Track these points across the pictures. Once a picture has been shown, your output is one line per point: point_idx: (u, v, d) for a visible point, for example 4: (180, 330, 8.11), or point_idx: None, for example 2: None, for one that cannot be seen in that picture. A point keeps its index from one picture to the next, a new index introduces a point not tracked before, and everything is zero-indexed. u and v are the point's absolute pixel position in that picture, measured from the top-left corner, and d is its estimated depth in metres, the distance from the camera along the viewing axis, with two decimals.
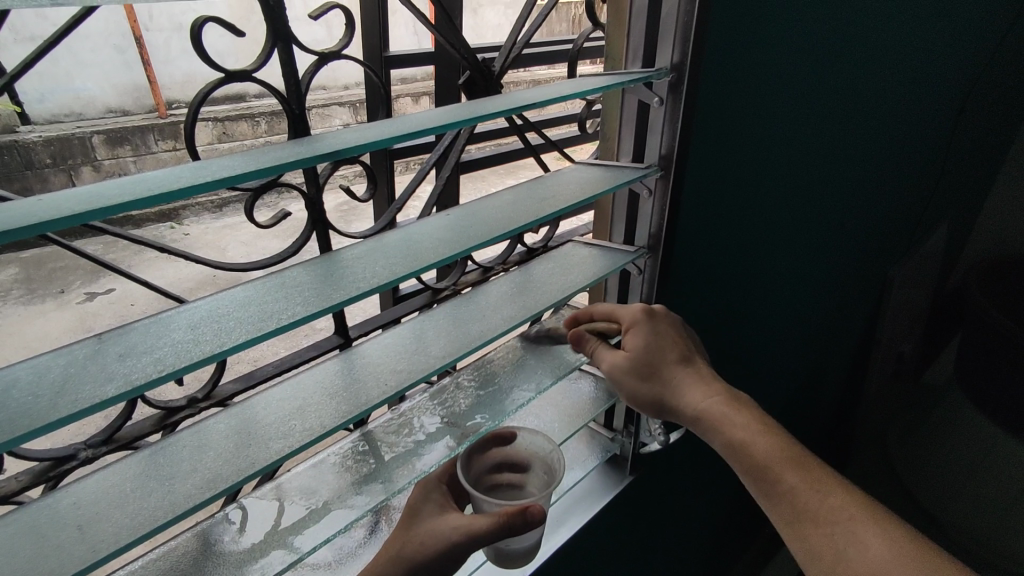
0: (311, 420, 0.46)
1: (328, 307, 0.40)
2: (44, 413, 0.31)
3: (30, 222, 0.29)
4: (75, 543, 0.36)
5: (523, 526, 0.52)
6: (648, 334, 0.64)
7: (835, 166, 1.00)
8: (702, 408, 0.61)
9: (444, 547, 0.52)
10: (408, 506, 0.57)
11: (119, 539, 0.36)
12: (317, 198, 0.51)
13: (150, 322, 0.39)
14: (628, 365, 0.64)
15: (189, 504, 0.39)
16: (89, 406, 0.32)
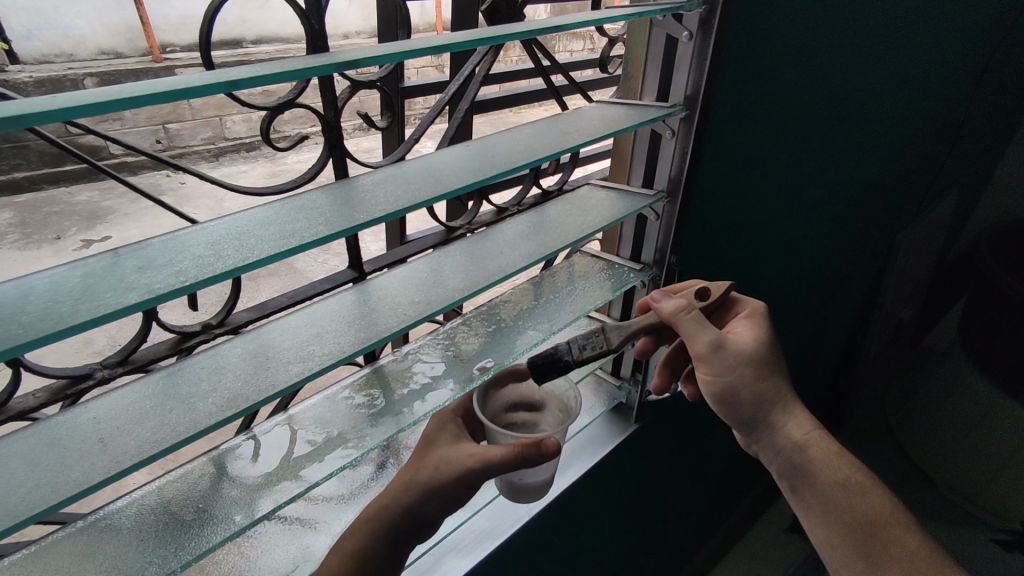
0: (329, 345, 0.45)
1: (348, 228, 0.39)
2: (65, 316, 0.31)
3: (25, 115, 0.29)
4: (97, 456, 0.36)
5: (536, 458, 0.52)
6: (765, 329, 0.62)
7: (856, 122, 0.98)
8: (806, 436, 0.62)
9: (458, 473, 0.52)
10: (424, 435, 0.57)
11: (141, 452, 0.36)
12: (336, 123, 0.49)
13: (167, 238, 0.38)
14: (747, 353, 0.60)
15: (212, 421, 0.38)
16: (111, 311, 0.31)
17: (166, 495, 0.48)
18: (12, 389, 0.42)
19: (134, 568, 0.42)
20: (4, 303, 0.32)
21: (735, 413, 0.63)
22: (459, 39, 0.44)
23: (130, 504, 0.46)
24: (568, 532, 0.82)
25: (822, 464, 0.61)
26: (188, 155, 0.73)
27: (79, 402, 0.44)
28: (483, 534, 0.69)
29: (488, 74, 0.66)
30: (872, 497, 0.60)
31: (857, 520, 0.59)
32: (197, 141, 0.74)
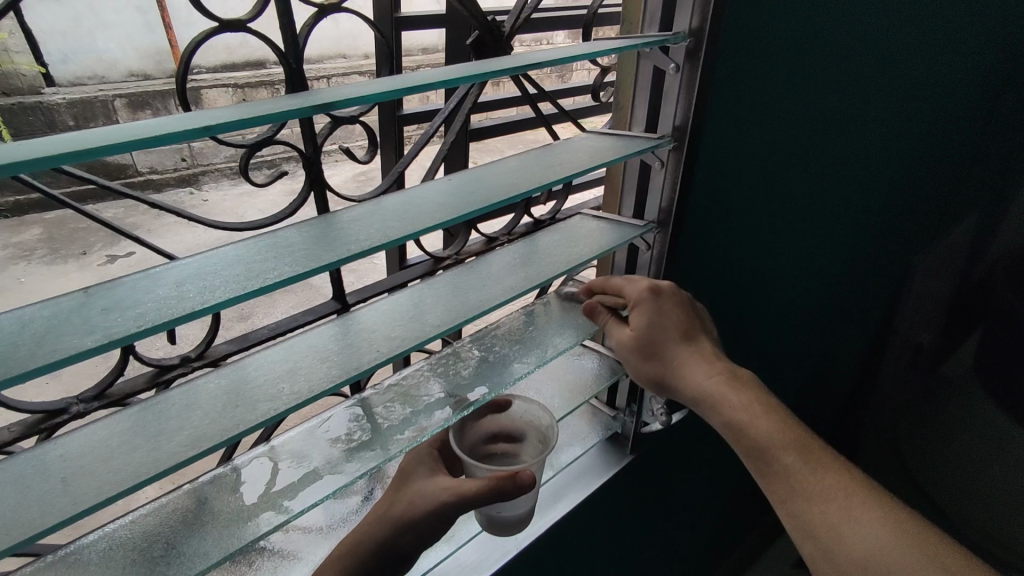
0: (300, 383, 0.45)
1: (317, 268, 0.40)
2: (22, 361, 0.31)
3: (9, 162, 0.29)
4: (58, 496, 0.36)
5: (512, 492, 0.53)
6: (649, 312, 0.64)
7: (860, 146, 0.96)
8: (709, 386, 0.62)
9: (433, 505, 0.52)
10: (401, 470, 0.59)
11: (101, 492, 0.36)
12: (315, 159, 0.50)
13: (138, 276, 0.38)
14: (632, 341, 0.65)
15: (173, 461, 0.38)
16: (66, 357, 0.31)
17: (139, 529, 0.48)
18: None
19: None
20: None
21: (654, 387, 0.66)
22: (441, 78, 0.44)
23: (103, 538, 0.47)
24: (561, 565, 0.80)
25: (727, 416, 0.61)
26: (211, 172, 0.81)
27: (52, 437, 0.44)
28: (469, 568, 0.67)
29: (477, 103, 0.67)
30: (780, 426, 0.59)
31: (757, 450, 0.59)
32: (220, 159, 0.82)
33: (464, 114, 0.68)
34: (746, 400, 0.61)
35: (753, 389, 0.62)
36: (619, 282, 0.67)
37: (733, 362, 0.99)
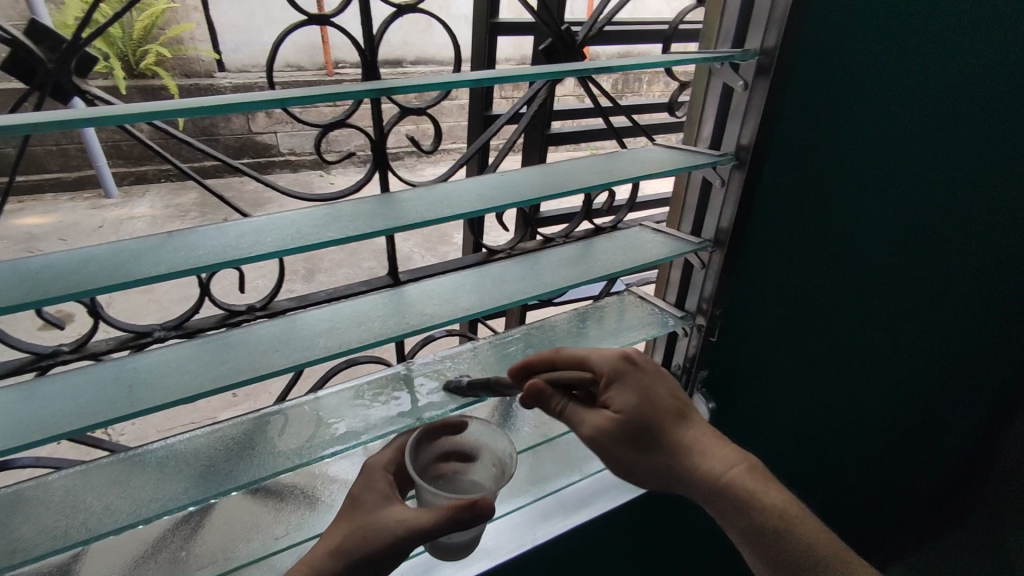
0: (335, 340, 0.51)
1: (352, 236, 0.45)
2: (103, 280, 0.38)
3: (108, 113, 0.35)
4: (125, 399, 0.44)
5: (468, 520, 0.54)
6: (636, 388, 0.61)
7: (997, 202, 0.83)
8: (726, 477, 0.60)
9: (388, 540, 0.54)
10: (350, 494, 0.58)
11: (155, 400, 0.44)
12: (381, 144, 0.55)
13: (212, 227, 0.45)
14: (615, 428, 0.60)
15: (217, 386, 0.46)
16: (133, 280, 0.38)
17: (191, 445, 0.56)
18: (87, 337, 0.51)
19: (144, 503, 0.50)
20: (75, 265, 0.40)
21: (647, 480, 0.63)
22: (500, 74, 0.46)
23: (162, 448, 0.56)
24: (581, 569, 0.81)
25: (737, 508, 0.60)
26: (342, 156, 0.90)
27: (138, 352, 0.52)
28: (481, 552, 0.70)
29: (548, 99, 0.68)
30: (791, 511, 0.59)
31: (770, 538, 0.59)
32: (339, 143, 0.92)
33: (536, 110, 0.69)
34: (763, 486, 0.61)
35: (766, 477, 0.62)
36: (583, 354, 0.61)
37: (798, 407, 0.93)
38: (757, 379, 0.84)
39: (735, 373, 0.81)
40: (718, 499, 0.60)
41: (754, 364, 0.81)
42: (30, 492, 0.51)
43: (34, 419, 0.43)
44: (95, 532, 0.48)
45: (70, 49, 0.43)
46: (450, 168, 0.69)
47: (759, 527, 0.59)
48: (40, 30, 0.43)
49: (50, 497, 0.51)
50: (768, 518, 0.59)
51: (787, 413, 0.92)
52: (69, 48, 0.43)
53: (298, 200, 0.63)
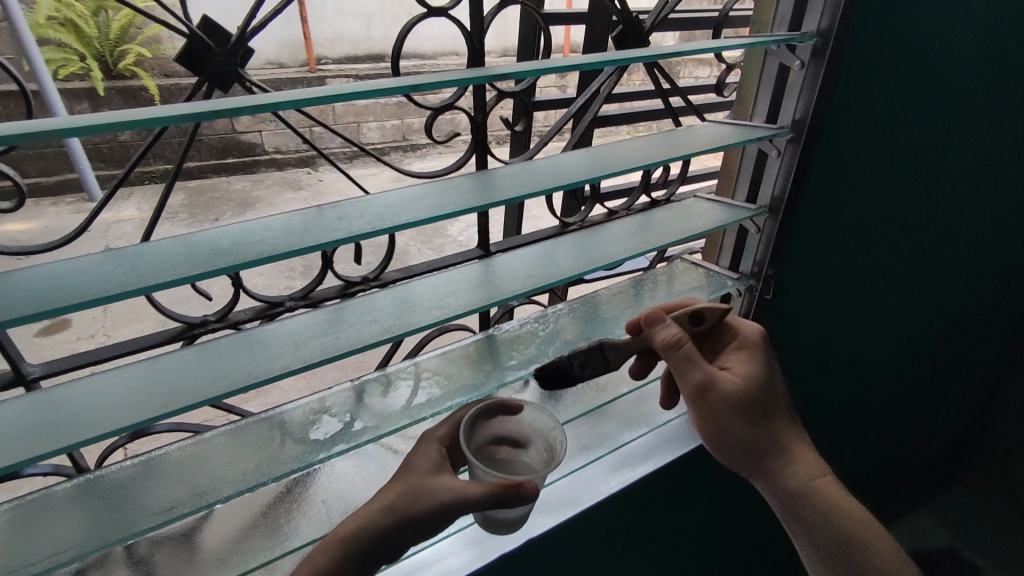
0: (452, 300, 0.58)
1: (480, 203, 0.52)
2: (276, 246, 0.43)
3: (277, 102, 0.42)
4: (291, 354, 0.51)
5: (518, 501, 0.58)
6: (759, 369, 0.67)
7: (991, 160, 0.93)
8: (812, 484, 0.66)
9: (435, 504, 0.57)
10: (406, 458, 0.63)
11: (312, 356, 0.50)
12: (484, 124, 0.60)
13: (356, 200, 0.51)
14: (742, 393, 0.65)
15: (361, 343, 0.51)
16: (302, 246, 0.43)
17: (310, 416, 0.65)
18: (228, 309, 0.56)
19: (273, 462, 0.59)
20: (244, 237, 0.45)
21: (736, 458, 0.68)
22: (597, 58, 0.53)
23: (289, 411, 0.65)
24: (647, 515, 0.89)
25: (816, 506, 0.66)
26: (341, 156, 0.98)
27: (275, 320, 0.57)
28: (564, 501, 0.77)
29: (614, 86, 0.73)
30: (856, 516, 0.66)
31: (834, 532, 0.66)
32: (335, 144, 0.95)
33: (604, 94, 0.74)
34: (840, 492, 0.67)
35: (841, 484, 0.68)
36: (710, 306, 0.66)
37: (830, 363, 1.01)
38: (801, 336, 0.91)
39: (781, 330, 0.88)
40: (799, 494, 0.66)
41: (795, 324, 0.88)
42: (170, 459, 0.59)
43: (199, 375, 0.48)
44: (234, 489, 0.55)
45: (239, 41, 0.45)
46: (531, 150, 0.73)
47: (836, 521, 0.66)
48: (211, 24, 0.45)
49: (190, 461, 0.59)
50: (843, 531, 0.66)
51: (821, 366, 1.00)
52: (236, 40, 0.45)
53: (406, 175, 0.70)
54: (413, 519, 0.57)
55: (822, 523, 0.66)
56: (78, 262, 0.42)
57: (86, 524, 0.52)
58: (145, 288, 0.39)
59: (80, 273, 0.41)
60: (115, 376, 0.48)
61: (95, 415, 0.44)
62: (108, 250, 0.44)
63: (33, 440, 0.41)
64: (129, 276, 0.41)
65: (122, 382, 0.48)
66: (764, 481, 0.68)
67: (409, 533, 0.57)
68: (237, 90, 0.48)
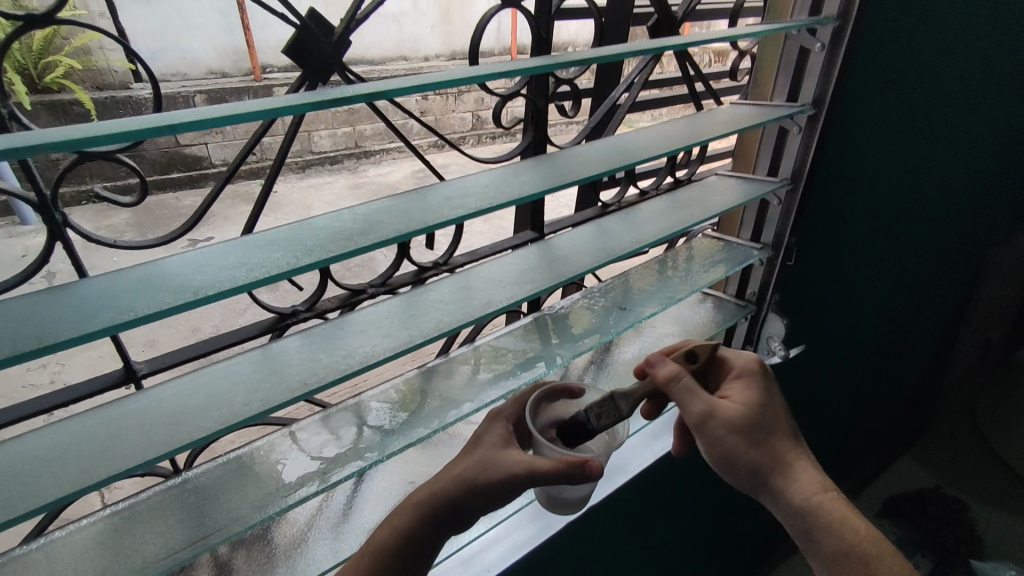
0: (528, 281, 0.58)
1: (564, 182, 0.53)
2: (385, 230, 0.44)
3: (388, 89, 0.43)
4: (383, 338, 0.50)
5: (580, 478, 0.53)
6: (759, 388, 0.63)
7: (956, 132, 1.03)
8: (813, 500, 0.60)
9: (505, 475, 0.53)
10: (473, 434, 0.60)
11: (408, 340, 0.49)
12: (545, 109, 0.65)
13: (447, 184, 0.52)
14: (737, 418, 0.60)
15: (452, 325, 0.51)
16: (412, 229, 0.44)
17: (390, 399, 0.63)
18: (316, 297, 0.58)
19: (362, 448, 0.57)
20: (355, 221, 0.46)
21: (737, 479, 0.62)
22: (665, 42, 0.56)
23: (363, 401, 0.62)
24: (684, 481, 0.93)
25: (827, 527, 0.60)
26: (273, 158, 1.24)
27: (360, 307, 0.59)
28: (615, 469, 0.79)
29: (647, 79, 0.78)
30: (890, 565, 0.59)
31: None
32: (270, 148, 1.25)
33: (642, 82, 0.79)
34: (856, 523, 0.60)
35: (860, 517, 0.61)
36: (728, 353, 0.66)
37: (831, 326, 1.09)
38: (809, 300, 0.98)
39: (794, 296, 0.95)
40: (803, 517, 0.60)
41: (803, 290, 0.95)
42: (262, 453, 0.56)
43: (303, 366, 0.47)
44: (328, 480, 0.53)
45: (343, 33, 0.49)
46: (579, 135, 0.80)
47: (833, 533, 0.60)
48: (319, 16, 0.48)
49: (283, 451, 0.56)
50: (853, 547, 0.59)
51: (823, 329, 1.08)
52: (340, 33, 0.49)
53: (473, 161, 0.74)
54: (482, 491, 0.53)
55: (837, 558, 0.60)
56: (205, 252, 0.42)
57: (177, 527, 0.48)
58: (268, 279, 0.38)
59: (206, 262, 0.41)
60: (222, 371, 0.47)
61: (210, 411, 0.43)
62: (230, 240, 0.44)
63: (153, 440, 0.41)
64: (253, 265, 0.40)
65: (232, 372, 0.47)
66: (770, 504, 0.62)
67: (477, 501, 0.54)
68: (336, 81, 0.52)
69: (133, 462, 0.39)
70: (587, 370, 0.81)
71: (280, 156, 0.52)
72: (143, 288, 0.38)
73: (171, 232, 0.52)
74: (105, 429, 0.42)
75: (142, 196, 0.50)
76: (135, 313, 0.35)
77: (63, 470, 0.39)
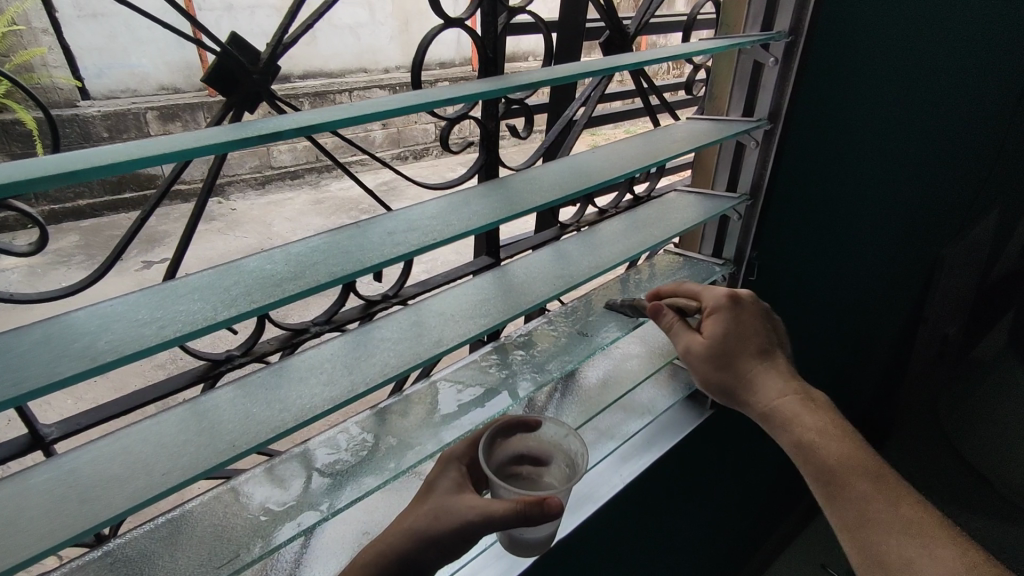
0: (484, 315, 0.55)
1: (519, 212, 0.50)
2: (318, 274, 0.40)
3: (321, 122, 0.40)
4: (324, 385, 0.47)
5: (539, 517, 0.50)
6: (729, 320, 0.63)
7: (905, 139, 1.05)
8: (777, 405, 0.60)
9: (457, 523, 0.50)
10: (425, 481, 0.56)
11: (352, 389, 0.46)
12: (496, 131, 0.63)
13: (390, 216, 0.49)
14: (704, 351, 0.62)
15: (399, 368, 0.48)
16: (350, 271, 0.41)
17: (340, 445, 0.58)
18: (253, 339, 0.53)
19: (311, 501, 0.53)
20: (289, 263, 0.42)
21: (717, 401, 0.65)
22: (620, 63, 0.54)
23: (309, 448, 0.58)
24: (655, 503, 0.91)
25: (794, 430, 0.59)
26: (236, 182, 1.12)
27: (301, 348, 0.55)
28: (584, 498, 0.76)
29: (602, 96, 0.77)
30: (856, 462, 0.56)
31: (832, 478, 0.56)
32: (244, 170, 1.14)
33: (595, 100, 0.78)
34: (823, 427, 0.59)
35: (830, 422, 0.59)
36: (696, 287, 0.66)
37: (796, 336, 1.09)
38: (773, 312, 0.98)
39: (758, 309, 0.94)
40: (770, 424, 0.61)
41: (767, 302, 0.94)
42: (196, 514, 0.51)
43: (235, 423, 0.43)
44: (272, 543, 0.49)
45: (270, 60, 0.45)
46: (534, 156, 0.77)
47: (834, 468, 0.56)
48: (241, 41, 0.45)
49: (222, 510, 0.52)
50: (817, 442, 0.58)
51: (789, 340, 1.07)
52: (266, 59, 0.45)
53: (422, 187, 0.70)
54: (435, 542, 0.50)
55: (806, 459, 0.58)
56: (115, 306, 0.38)
57: None
58: (181, 338, 0.34)
59: (113, 317, 0.36)
60: (142, 431, 0.43)
61: (125, 484, 0.39)
62: (142, 289, 0.39)
63: (57, 523, 0.36)
64: (166, 320, 0.36)
65: (153, 434, 0.42)
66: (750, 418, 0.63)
67: (434, 554, 0.51)
68: (265, 109, 0.48)
69: (28, 551, 0.34)
70: (551, 398, 0.78)
71: (204, 183, 0.51)
72: (37, 352, 0.34)
73: (79, 283, 0.49)
74: (1, 513, 0.37)
75: (43, 242, 0.46)
76: (21, 388, 0.31)
77: None
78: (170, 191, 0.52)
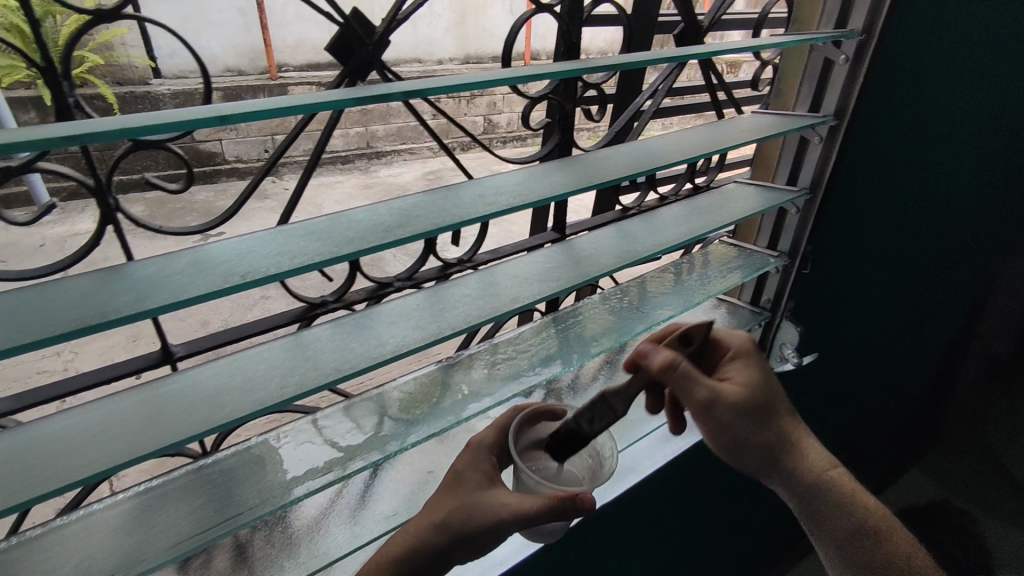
0: (552, 280, 0.59)
1: (593, 185, 0.54)
2: (420, 225, 0.46)
3: (432, 87, 0.45)
4: (411, 329, 0.52)
5: (572, 511, 0.50)
6: (757, 370, 0.62)
7: (971, 147, 1.04)
8: (827, 476, 0.63)
9: (491, 520, 0.50)
10: (453, 468, 0.55)
11: (435, 333, 0.51)
12: (571, 111, 0.67)
13: (476, 183, 0.54)
14: (739, 400, 0.59)
15: (478, 319, 0.53)
16: (446, 224, 0.46)
17: (410, 392, 0.64)
18: (345, 287, 0.59)
19: (385, 438, 0.58)
20: (392, 215, 0.47)
21: (748, 463, 0.62)
22: (697, 51, 0.57)
23: (383, 394, 0.63)
24: (693, 483, 0.94)
25: (841, 509, 0.62)
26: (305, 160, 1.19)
27: (386, 299, 0.61)
28: (627, 469, 0.80)
29: (671, 87, 0.79)
30: (887, 527, 0.62)
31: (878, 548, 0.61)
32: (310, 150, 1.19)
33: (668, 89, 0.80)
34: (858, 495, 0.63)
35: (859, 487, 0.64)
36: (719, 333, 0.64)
37: (843, 336, 1.10)
38: (823, 310, 0.99)
39: (809, 305, 0.96)
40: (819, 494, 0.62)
41: (818, 299, 0.96)
42: (286, 438, 0.57)
43: (334, 354, 0.49)
44: (351, 468, 0.54)
45: (384, 33, 0.51)
46: (602, 141, 0.81)
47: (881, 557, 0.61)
48: (360, 15, 0.51)
49: (306, 437, 0.57)
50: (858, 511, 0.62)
51: (837, 340, 1.08)
52: (382, 32, 0.51)
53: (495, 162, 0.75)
54: (469, 536, 0.50)
55: (848, 528, 0.62)
56: (248, 239, 0.43)
57: (199, 511, 0.49)
58: (309, 267, 0.40)
59: (249, 248, 0.42)
60: (254, 355, 0.48)
61: (245, 394, 0.45)
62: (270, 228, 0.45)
63: (189, 419, 0.42)
64: (292, 253, 0.42)
65: (263, 358, 0.48)
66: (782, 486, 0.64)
67: (463, 548, 0.51)
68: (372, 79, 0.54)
69: (176, 437, 0.41)
70: (601, 370, 0.82)
71: (316, 150, 0.55)
72: (189, 271, 0.40)
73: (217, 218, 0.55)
74: (144, 408, 0.43)
75: (187, 184, 0.53)
76: (182, 296, 0.37)
77: (104, 446, 0.40)
78: (278, 161, 0.54)
